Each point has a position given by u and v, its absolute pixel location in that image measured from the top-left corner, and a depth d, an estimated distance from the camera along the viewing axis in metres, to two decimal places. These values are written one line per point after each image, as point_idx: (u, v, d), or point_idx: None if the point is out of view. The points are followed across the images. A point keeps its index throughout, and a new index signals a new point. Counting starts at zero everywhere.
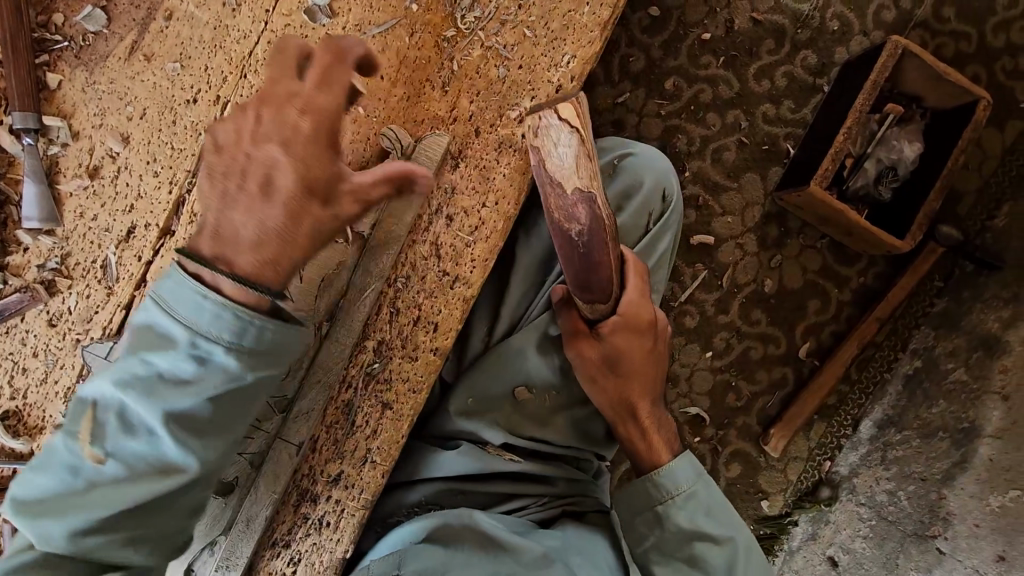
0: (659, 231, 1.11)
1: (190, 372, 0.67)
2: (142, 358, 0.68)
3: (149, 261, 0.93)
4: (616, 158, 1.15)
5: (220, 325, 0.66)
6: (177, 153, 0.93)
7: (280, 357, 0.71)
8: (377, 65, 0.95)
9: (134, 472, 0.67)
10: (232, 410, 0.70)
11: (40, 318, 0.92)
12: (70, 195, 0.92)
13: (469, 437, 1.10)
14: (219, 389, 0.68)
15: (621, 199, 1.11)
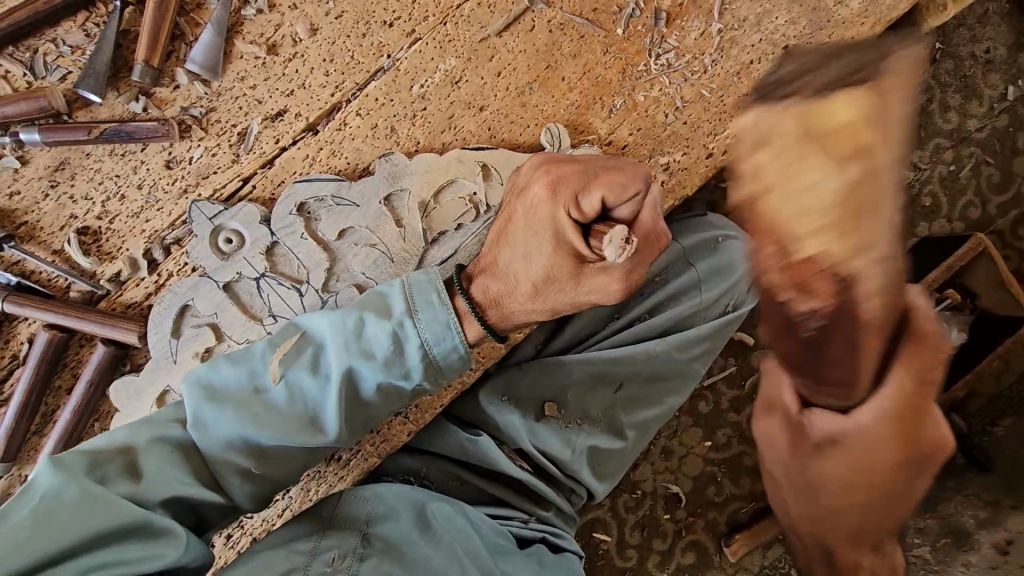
0: (735, 315, 1.15)
1: (387, 347, 0.77)
2: (360, 317, 0.78)
3: (283, 147, 0.94)
4: (722, 233, 1.17)
5: (433, 323, 0.78)
6: (354, 64, 0.95)
7: (439, 373, 0.80)
8: (563, 66, 0.99)
9: (295, 406, 0.77)
10: (348, 412, 0.79)
11: (160, 156, 0.92)
12: (240, 57, 0.93)
13: (489, 424, 1.12)
14: (392, 376, 0.78)
15: (712, 272, 1.14)
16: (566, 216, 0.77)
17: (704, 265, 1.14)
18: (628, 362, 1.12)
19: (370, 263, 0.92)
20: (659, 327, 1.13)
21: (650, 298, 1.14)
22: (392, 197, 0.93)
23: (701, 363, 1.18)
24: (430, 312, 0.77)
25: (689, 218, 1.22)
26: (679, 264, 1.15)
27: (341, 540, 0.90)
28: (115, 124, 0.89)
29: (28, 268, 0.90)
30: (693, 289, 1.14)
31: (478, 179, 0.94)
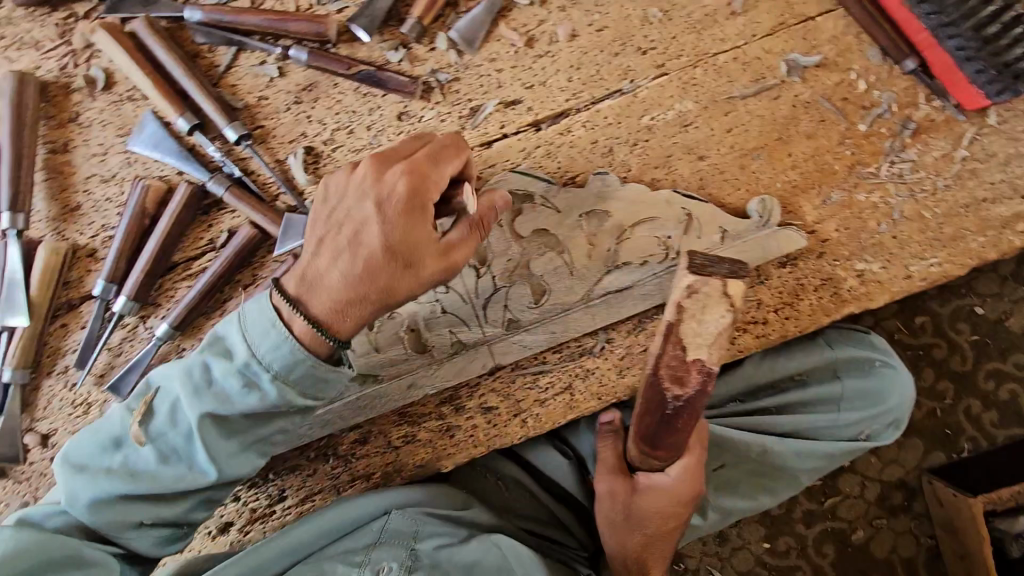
0: (863, 447, 1.07)
1: (240, 394, 0.75)
2: (205, 360, 0.76)
3: (505, 133, 0.97)
4: (881, 360, 1.09)
5: (277, 355, 0.74)
6: (597, 78, 0.97)
7: (314, 391, 0.77)
8: (794, 142, 0.97)
9: (165, 465, 0.77)
10: (216, 444, 0.76)
11: (396, 106, 0.97)
12: (497, 40, 0.97)
13: (591, 462, 1.13)
14: (257, 408, 0.76)
15: (856, 395, 1.08)
16: (421, 242, 0.75)
17: (851, 385, 1.08)
18: (741, 448, 1.07)
19: (550, 268, 0.93)
20: (784, 427, 1.07)
21: (783, 397, 1.09)
22: (592, 213, 0.93)
23: (809, 475, 1.11)
24: (274, 346, 0.74)
25: (853, 330, 1.13)
26: (825, 371, 1.09)
27: (391, 548, 0.88)
28: (371, 68, 0.95)
29: (251, 166, 0.97)
30: (831, 402, 1.08)
31: (680, 225, 0.93)
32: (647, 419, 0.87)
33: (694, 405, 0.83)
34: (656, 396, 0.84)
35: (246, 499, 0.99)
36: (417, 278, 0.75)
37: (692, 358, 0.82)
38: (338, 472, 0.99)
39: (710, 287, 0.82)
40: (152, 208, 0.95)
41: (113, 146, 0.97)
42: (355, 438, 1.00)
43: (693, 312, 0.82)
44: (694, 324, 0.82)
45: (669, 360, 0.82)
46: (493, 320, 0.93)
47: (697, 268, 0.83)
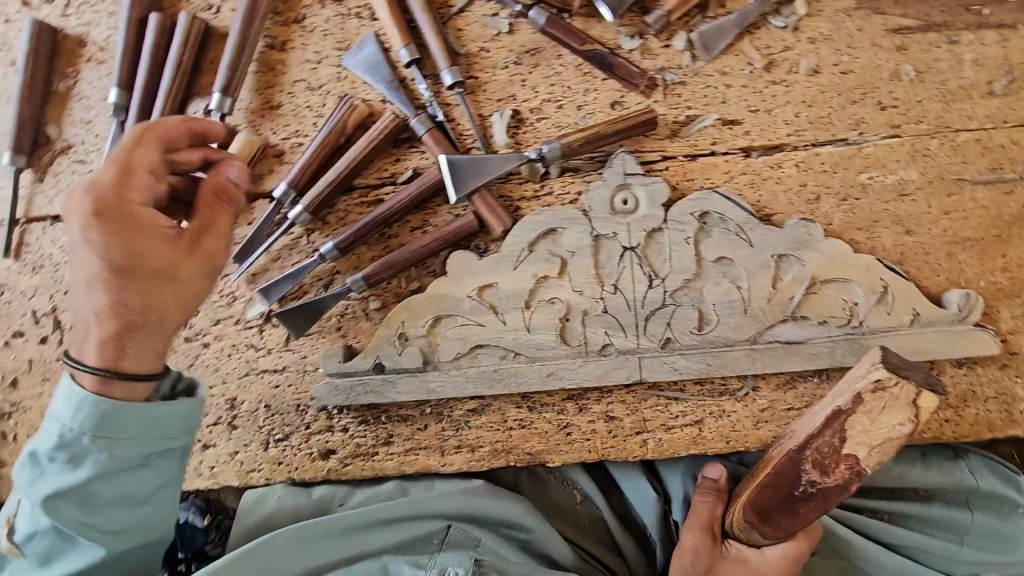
0: None
1: (71, 458, 0.77)
2: (31, 453, 0.79)
3: (714, 150, 0.93)
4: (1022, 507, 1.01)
5: (79, 415, 0.76)
6: (826, 121, 0.92)
7: (160, 435, 0.79)
8: (1013, 244, 0.91)
9: (52, 506, 0.76)
10: (144, 437, 0.78)
11: (613, 93, 0.94)
12: (735, 55, 0.93)
13: (678, 507, 1.08)
14: (106, 459, 0.76)
15: (983, 533, 1.01)
16: (137, 224, 0.77)
17: (981, 521, 1.01)
18: (844, 545, 1.01)
19: (724, 300, 0.90)
20: (893, 537, 1.01)
21: (903, 508, 1.03)
22: (784, 259, 0.89)
23: None
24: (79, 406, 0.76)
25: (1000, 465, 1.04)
26: (955, 496, 1.02)
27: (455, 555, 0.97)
28: (603, 49, 0.92)
29: (454, 114, 0.96)
30: (952, 530, 1.01)
31: (871, 295, 0.88)
32: (765, 490, 0.82)
33: (828, 498, 0.77)
34: (791, 472, 0.79)
35: (354, 432, 1.00)
36: (165, 327, 0.80)
37: (846, 452, 0.75)
38: (447, 435, 0.99)
39: (900, 388, 0.71)
40: (349, 127, 0.95)
41: (329, 58, 0.98)
42: (472, 407, 0.99)
43: (870, 408, 0.71)
44: (869, 421, 0.72)
45: (820, 446, 0.76)
46: (651, 335, 0.91)
47: (893, 363, 0.71)
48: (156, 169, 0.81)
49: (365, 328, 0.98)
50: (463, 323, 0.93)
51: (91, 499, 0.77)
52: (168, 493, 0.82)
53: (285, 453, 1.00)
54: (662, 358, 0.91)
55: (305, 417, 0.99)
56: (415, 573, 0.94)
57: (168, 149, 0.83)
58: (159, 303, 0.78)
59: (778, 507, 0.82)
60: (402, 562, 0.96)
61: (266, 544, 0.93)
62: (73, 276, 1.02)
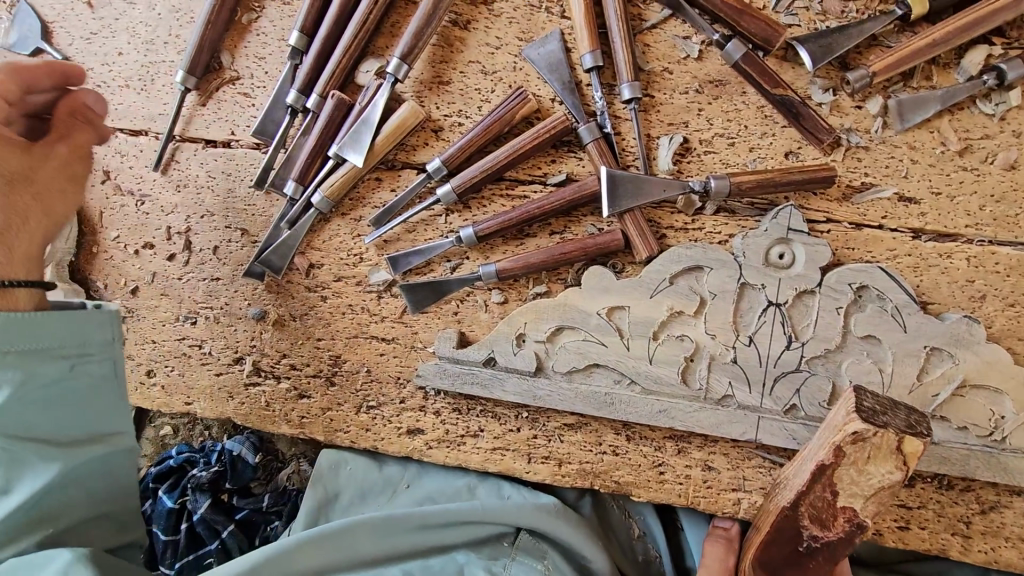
0: None
1: None
2: None
3: (882, 225, 0.89)
4: None
5: None
6: (1012, 221, 0.87)
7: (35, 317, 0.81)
8: None
9: None
10: (34, 343, 0.80)
11: (791, 143, 0.90)
12: (929, 131, 0.88)
13: None
14: None
15: None
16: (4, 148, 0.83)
17: None
18: None
19: (862, 379, 0.86)
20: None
21: None
22: (935, 353, 0.85)
23: None
24: None
25: None
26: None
27: (529, 570, 0.94)
28: (793, 97, 0.89)
29: (621, 129, 0.94)
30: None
31: (1022, 413, 0.83)
32: (770, 547, 0.81)
33: (832, 554, 0.73)
34: (789, 527, 0.76)
35: (445, 418, 1.00)
36: (33, 229, 0.85)
37: (842, 505, 0.69)
38: (538, 443, 0.98)
39: (881, 437, 0.65)
40: (515, 119, 0.94)
41: (508, 46, 0.97)
42: (569, 422, 0.97)
43: (854, 460, 0.66)
44: (857, 472, 0.67)
45: (813, 500, 0.72)
46: (777, 398, 0.88)
47: (869, 411, 0.66)
48: (14, 98, 0.84)
49: (482, 320, 0.98)
50: (585, 338, 0.92)
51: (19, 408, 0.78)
52: (102, 406, 0.85)
53: (375, 421, 1.01)
54: (782, 422, 0.88)
55: (402, 391, 1.00)
56: None
57: (30, 88, 0.86)
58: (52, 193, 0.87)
59: (787, 562, 0.80)
60: (479, 569, 0.93)
61: (354, 526, 0.93)
62: (213, 204, 1.05)
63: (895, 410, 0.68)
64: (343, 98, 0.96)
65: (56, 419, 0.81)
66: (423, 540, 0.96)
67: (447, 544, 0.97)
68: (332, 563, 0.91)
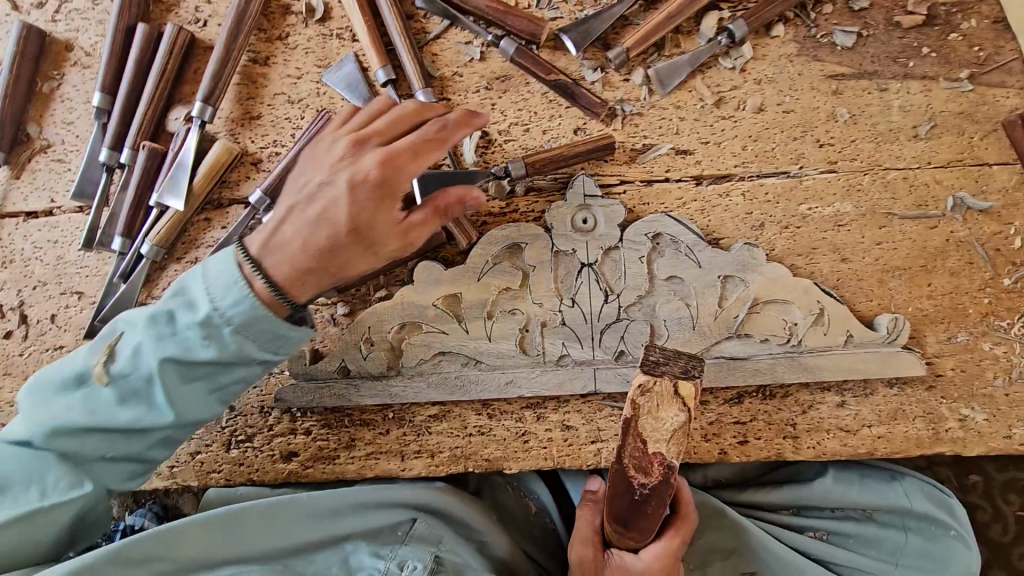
0: None
1: (123, 393, 0.82)
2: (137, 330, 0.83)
3: (668, 178, 1.00)
4: (955, 530, 1.04)
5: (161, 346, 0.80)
6: (770, 155, 1.00)
7: (263, 337, 0.82)
8: (937, 274, 0.99)
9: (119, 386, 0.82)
10: (188, 397, 0.83)
11: (576, 119, 1.01)
12: (688, 91, 1.00)
13: None
14: (202, 352, 0.80)
15: (916, 554, 1.04)
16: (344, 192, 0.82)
17: (915, 542, 1.04)
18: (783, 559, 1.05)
19: (674, 315, 0.96)
20: (828, 554, 1.06)
21: (835, 524, 1.08)
22: (730, 279, 0.96)
23: None
24: (224, 275, 0.80)
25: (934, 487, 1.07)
26: (894, 518, 1.06)
27: (417, 549, 0.97)
28: (566, 79, 0.99)
29: None
30: (890, 552, 1.05)
31: (808, 316, 0.95)
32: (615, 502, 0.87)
33: (659, 495, 0.84)
34: (622, 483, 0.85)
35: (317, 434, 1.02)
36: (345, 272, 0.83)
37: (653, 450, 0.83)
38: (408, 439, 1.02)
39: (661, 385, 0.83)
40: (451, 105, 0.98)
41: (308, 74, 1.03)
42: (434, 413, 1.02)
43: (648, 408, 0.83)
44: (654, 419, 0.83)
45: (631, 451, 0.84)
46: (606, 347, 0.96)
47: (652, 364, 0.84)
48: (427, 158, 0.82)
49: (333, 333, 1.01)
50: (426, 331, 0.97)
51: (179, 338, 0.80)
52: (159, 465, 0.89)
53: (247, 454, 1.02)
54: (615, 368, 0.96)
55: (269, 417, 1.02)
56: (376, 562, 0.95)
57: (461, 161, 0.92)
58: (374, 231, 0.81)
59: (630, 515, 0.87)
60: (364, 552, 0.97)
61: (240, 513, 0.93)
62: (44, 273, 1.04)
63: (677, 358, 0.84)
64: (155, 147, 0.99)
65: (204, 392, 0.84)
66: (303, 528, 0.96)
67: (336, 533, 0.97)
68: (212, 546, 0.90)
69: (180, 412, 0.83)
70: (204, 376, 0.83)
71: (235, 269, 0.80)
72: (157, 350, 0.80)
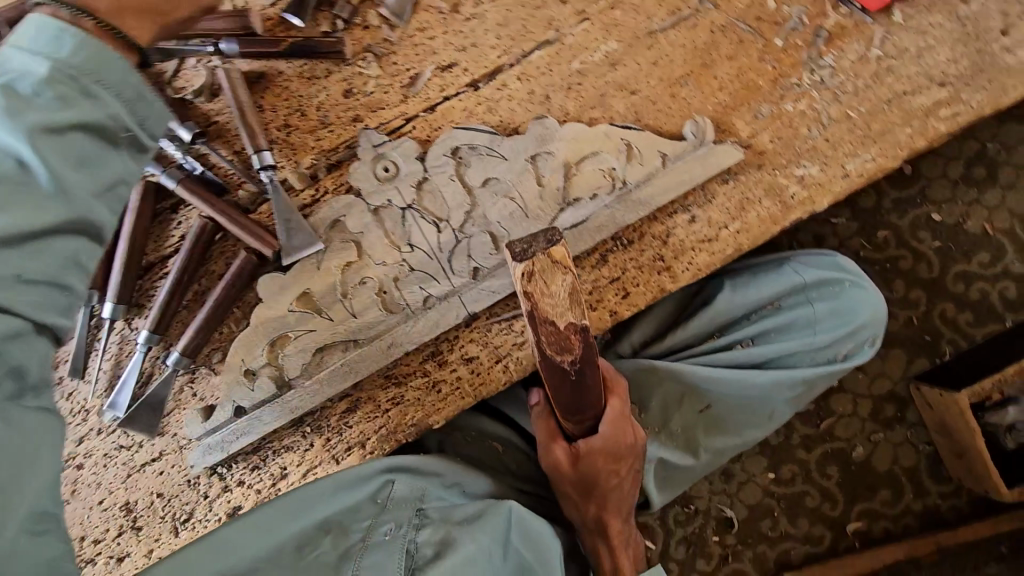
0: (843, 366, 1.12)
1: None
2: None
3: (446, 96, 1.02)
4: (850, 277, 1.13)
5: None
6: (525, 33, 1.03)
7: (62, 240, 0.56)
8: (717, 65, 1.04)
9: None
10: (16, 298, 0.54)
11: (340, 85, 1.02)
12: (426, 10, 1.03)
13: None
14: None
15: (830, 316, 1.11)
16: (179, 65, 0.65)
17: (824, 306, 1.11)
18: (724, 384, 1.11)
19: (506, 214, 0.98)
20: (761, 357, 1.11)
21: (756, 326, 1.13)
22: (538, 158, 0.99)
23: (791, 402, 1.16)
24: (6, 86, 0.53)
25: (816, 252, 1.18)
26: (798, 297, 1.13)
27: (397, 517, 0.92)
28: (300, 41, 0.99)
29: (211, 161, 1.02)
30: (807, 327, 1.11)
31: (620, 156, 0.99)
32: (557, 395, 0.82)
33: (588, 361, 0.76)
34: (553, 374, 0.76)
35: (251, 480, 1.02)
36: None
37: (562, 324, 0.72)
38: (334, 443, 1.02)
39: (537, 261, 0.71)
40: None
41: None
42: (345, 407, 1.02)
43: (539, 293, 0.71)
44: (547, 297, 0.72)
45: (546, 337, 0.72)
46: (459, 271, 0.98)
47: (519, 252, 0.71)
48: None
49: (215, 382, 1.01)
50: (296, 336, 0.98)
51: (114, 187, 0.59)
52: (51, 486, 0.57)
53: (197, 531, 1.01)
54: (476, 285, 0.98)
55: (198, 488, 1.01)
56: (360, 531, 0.91)
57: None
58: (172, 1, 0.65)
59: (574, 403, 0.84)
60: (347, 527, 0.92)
61: (212, 539, 0.91)
62: None
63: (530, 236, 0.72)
64: None
65: (70, 268, 0.57)
66: (291, 526, 0.91)
67: (318, 519, 0.92)
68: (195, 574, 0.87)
69: (40, 327, 0.56)
70: (68, 279, 0.55)
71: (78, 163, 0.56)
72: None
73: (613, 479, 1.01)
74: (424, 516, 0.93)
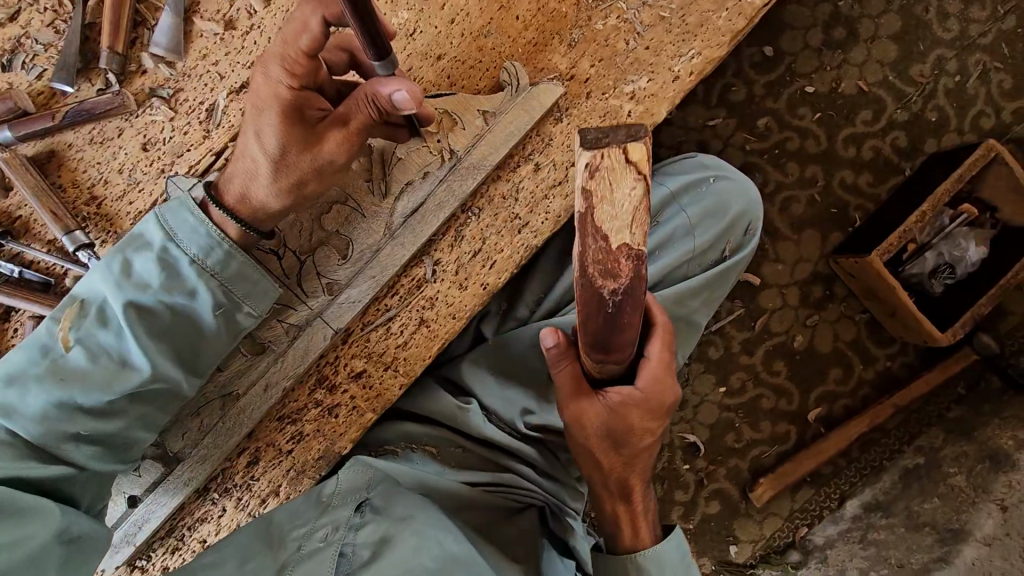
0: (735, 259, 1.11)
1: (112, 338, 0.84)
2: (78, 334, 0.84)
3: (249, 118, 0.96)
4: (711, 173, 1.13)
5: (146, 271, 0.84)
6: None
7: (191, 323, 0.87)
8: (516, 5, 0.99)
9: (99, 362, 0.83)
10: (180, 337, 0.87)
11: (135, 140, 0.96)
12: (200, 35, 0.96)
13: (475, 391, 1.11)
14: (133, 319, 0.83)
15: (705, 216, 1.10)
16: None
17: (696, 210, 1.11)
18: None
19: (343, 221, 0.96)
20: (653, 277, 1.09)
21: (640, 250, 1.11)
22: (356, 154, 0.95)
23: (702, 314, 1.12)
24: (185, 227, 0.85)
25: (676, 163, 1.17)
26: (671, 209, 1.12)
27: (344, 516, 0.91)
28: (73, 106, 0.92)
29: (27, 258, 0.95)
30: (686, 234, 1.11)
31: (441, 127, 0.95)
32: (589, 334, 0.70)
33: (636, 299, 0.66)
34: (589, 298, 0.65)
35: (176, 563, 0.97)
36: None
37: (617, 247, 0.63)
38: (246, 500, 0.96)
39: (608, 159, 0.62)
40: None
41: None
42: (247, 461, 0.97)
43: (601, 193, 0.62)
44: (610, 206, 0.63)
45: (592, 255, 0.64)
46: (315, 292, 0.96)
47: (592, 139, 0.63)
48: None
49: None
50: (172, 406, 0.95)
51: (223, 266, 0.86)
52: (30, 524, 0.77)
53: None
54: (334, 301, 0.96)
55: None
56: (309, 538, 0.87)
57: None
58: None
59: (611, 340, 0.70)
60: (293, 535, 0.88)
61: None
62: None
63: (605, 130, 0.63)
64: None
65: (197, 336, 0.88)
66: (245, 534, 0.89)
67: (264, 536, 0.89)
68: None
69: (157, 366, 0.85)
70: (172, 280, 0.85)
71: (193, 210, 0.86)
72: (119, 294, 0.83)
73: (642, 432, 0.90)
74: (365, 512, 0.91)
